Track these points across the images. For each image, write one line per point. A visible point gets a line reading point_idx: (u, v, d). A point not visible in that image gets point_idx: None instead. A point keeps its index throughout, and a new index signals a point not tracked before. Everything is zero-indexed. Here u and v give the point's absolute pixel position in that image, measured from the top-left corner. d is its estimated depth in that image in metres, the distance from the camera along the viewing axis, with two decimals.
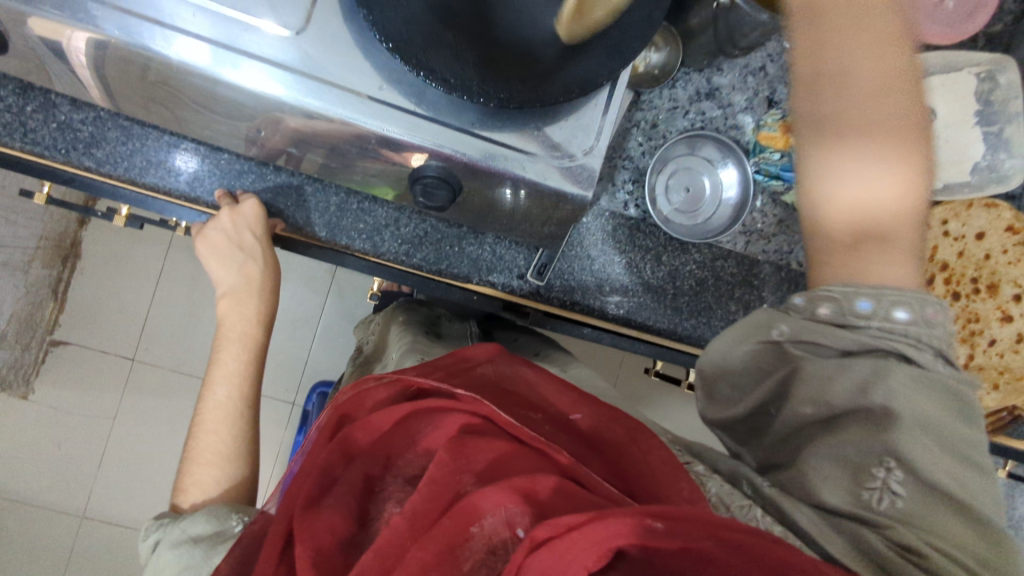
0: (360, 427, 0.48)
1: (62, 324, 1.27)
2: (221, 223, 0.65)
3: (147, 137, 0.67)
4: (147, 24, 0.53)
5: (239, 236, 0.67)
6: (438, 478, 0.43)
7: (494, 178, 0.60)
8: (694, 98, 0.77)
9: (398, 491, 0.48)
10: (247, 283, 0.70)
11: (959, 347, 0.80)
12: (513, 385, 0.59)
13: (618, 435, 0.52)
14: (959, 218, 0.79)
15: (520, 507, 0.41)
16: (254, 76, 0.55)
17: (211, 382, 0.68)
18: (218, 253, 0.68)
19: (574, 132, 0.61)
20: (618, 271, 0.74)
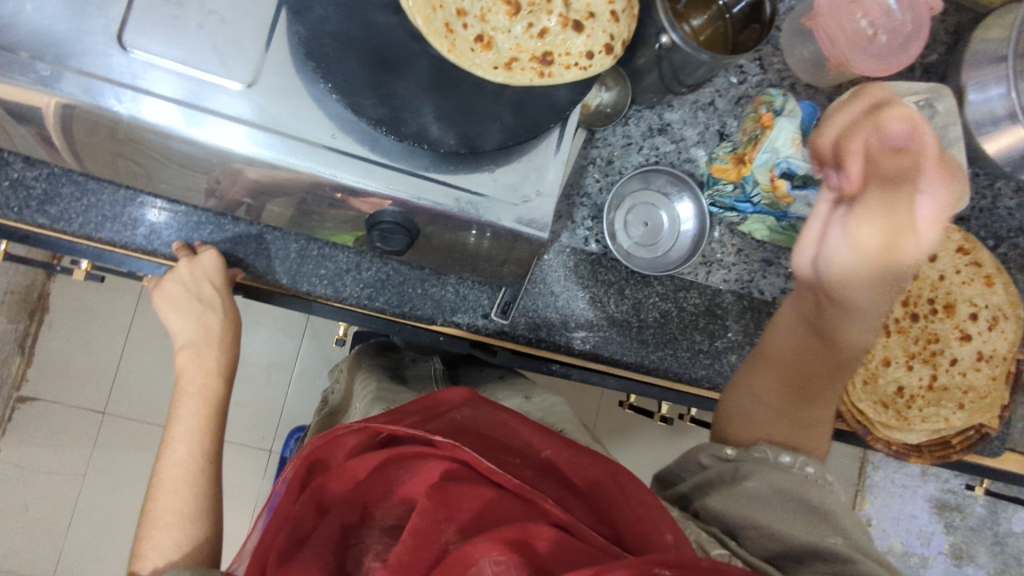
0: (336, 478, 0.50)
1: (29, 379, 1.25)
2: (180, 274, 0.66)
3: (102, 192, 0.67)
4: (113, 87, 0.54)
5: (197, 286, 0.67)
6: (420, 528, 0.45)
7: (462, 224, 0.61)
8: (647, 134, 0.79)
9: (376, 543, 0.50)
10: (207, 334, 0.69)
11: (922, 367, 0.80)
12: (484, 426, 0.58)
13: (600, 476, 0.52)
14: (911, 241, 0.80)
15: (510, 560, 0.44)
16: (220, 134, 0.55)
17: (169, 440, 0.64)
18: (174, 306, 0.68)
19: (527, 174, 0.62)
20: (582, 306, 0.75)
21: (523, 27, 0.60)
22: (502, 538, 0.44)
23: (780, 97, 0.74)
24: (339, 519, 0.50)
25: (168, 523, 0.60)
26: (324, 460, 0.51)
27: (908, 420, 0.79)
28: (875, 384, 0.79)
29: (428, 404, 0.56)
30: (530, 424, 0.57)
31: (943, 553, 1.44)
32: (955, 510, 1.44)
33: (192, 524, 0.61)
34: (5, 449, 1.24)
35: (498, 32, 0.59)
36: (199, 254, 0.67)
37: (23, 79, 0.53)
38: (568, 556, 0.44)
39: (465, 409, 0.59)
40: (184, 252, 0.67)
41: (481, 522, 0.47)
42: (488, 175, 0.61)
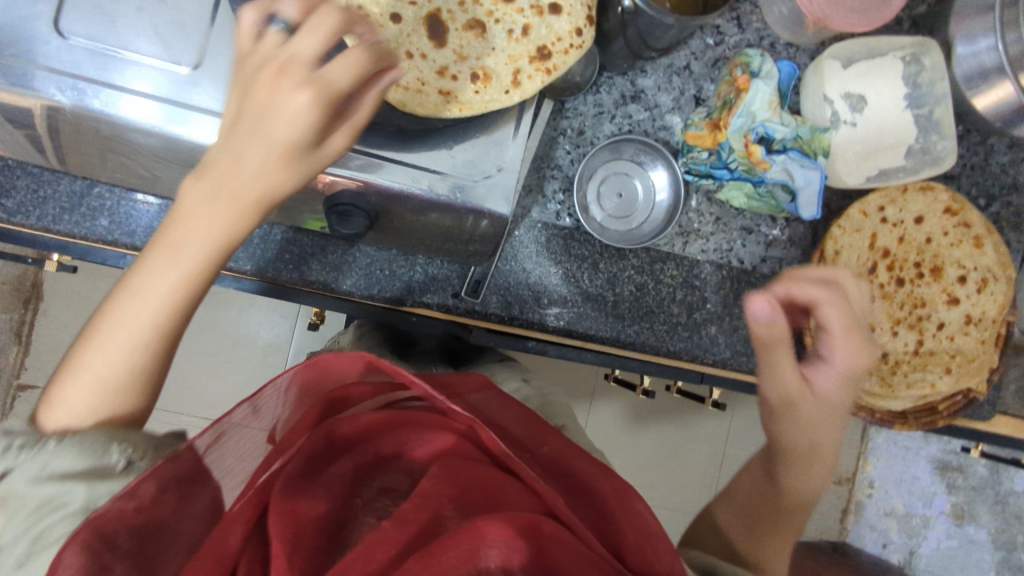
0: (350, 421, 0.46)
1: (29, 367, 1.27)
2: (260, 92, 0.46)
3: (58, 182, 0.66)
4: (52, 75, 0.52)
5: (257, 108, 0.47)
6: (428, 492, 0.43)
7: (424, 205, 0.60)
8: (619, 103, 0.76)
9: (376, 500, 0.44)
10: (250, 175, 0.48)
11: (907, 333, 0.76)
12: (495, 414, 0.57)
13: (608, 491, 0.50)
14: (896, 203, 0.76)
15: (513, 543, 0.41)
16: (205, 129, 0.54)
17: (118, 295, 0.51)
18: (256, 137, 0.47)
19: (485, 151, 0.60)
20: (554, 281, 0.74)
21: (503, 35, 0.59)
22: (513, 522, 0.42)
23: (756, 59, 0.72)
24: (351, 462, 0.46)
25: (88, 381, 0.50)
26: (345, 401, 0.47)
27: (892, 387, 0.76)
28: None
29: (450, 384, 0.57)
30: (534, 423, 0.57)
31: (944, 513, 1.45)
32: (958, 471, 1.44)
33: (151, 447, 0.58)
34: None
35: (485, 57, 0.58)
36: (288, 100, 0.46)
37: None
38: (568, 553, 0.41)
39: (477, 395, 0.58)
40: (296, 78, 0.46)
41: (482, 501, 0.44)
42: (445, 153, 0.59)
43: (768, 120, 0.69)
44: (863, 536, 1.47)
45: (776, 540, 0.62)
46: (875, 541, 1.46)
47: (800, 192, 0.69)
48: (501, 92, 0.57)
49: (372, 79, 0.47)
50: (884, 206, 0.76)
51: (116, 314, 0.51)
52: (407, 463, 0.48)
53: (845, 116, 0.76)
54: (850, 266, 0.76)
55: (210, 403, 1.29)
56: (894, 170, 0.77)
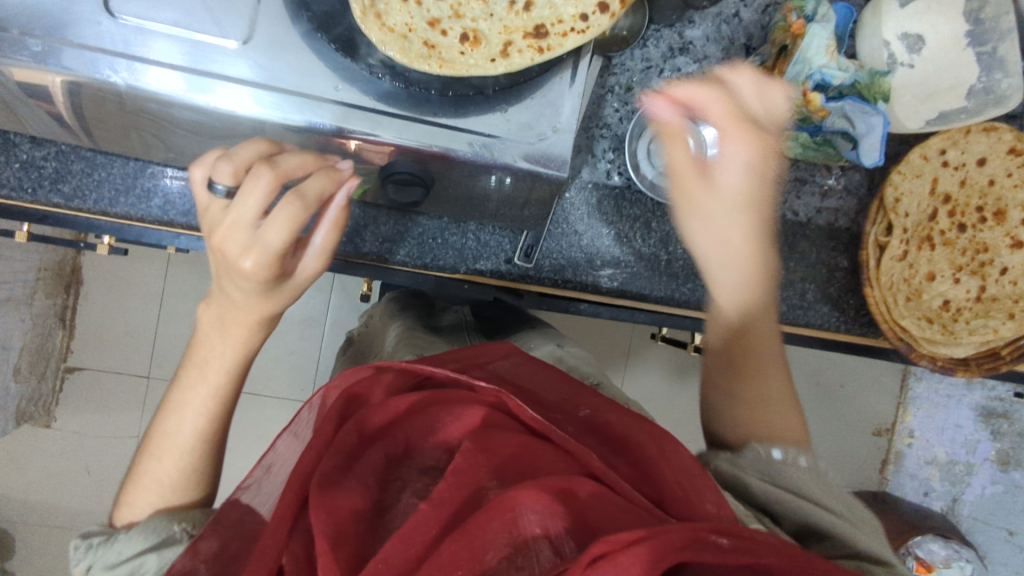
0: (380, 411, 0.45)
1: (75, 350, 1.30)
2: (216, 250, 0.47)
3: (112, 165, 0.65)
4: (107, 57, 0.51)
5: (223, 261, 0.48)
6: (463, 468, 0.41)
7: (471, 167, 0.59)
8: (667, 55, 0.74)
9: (415, 480, 0.44)
10: (237, 310, 0.51)
11: (969, 280, 0.75)
12: (526, 379, 0.56)
13: (646, 442, 0.49)
14: (958, 146, 0.74)
15: (551, 508, 0.40)
16: (231, 98, 0.53)
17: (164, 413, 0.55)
18: (226, 285, 0.50)
19: (541, 110, 0.59)
20: (607, 242, 0.73)
21: (505, 4, 0.54)
22: (547, 486, 0.40)
23: (810, 2, 0.68)
24: (383, 450, 0.45)
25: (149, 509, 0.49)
26: (364, 398, 0.46)
27: (954, 334, 0.74)
28: (918, 300, 0.75)
29: (472, 354, 0.55)
30: (568, 382, 0.56)
31: (988, 459, 1.43)
32: (1003, 417, 1.41)
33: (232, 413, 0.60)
34: (63, 417, 1.30)
35: (480, 20, 0.54)
36: (239, 260, 0.46)
37: (20, 59, 0.50)
38: (607, 511, 0.41)
39: (508, 361, 0.57)
40: (246, 239, 0.45)
41: (519, 471, 0.43)
42: (501, 115, 0.58)
43: (825, 66, 0.67)
44: (904, 483, 1.48)
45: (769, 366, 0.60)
46: (916, 489, 1.47)
47: (861, 139, 0.67)
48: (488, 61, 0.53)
49: (326, 201, 0.50)
50: (945, 149, 0.74)
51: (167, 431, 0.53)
52: (440, 442, 0.46)
53: (902, 57, 0.74)
54: (910, 214, 0.74)
55: (255, 378, 1.31)
56: (954, 114, 0.74)
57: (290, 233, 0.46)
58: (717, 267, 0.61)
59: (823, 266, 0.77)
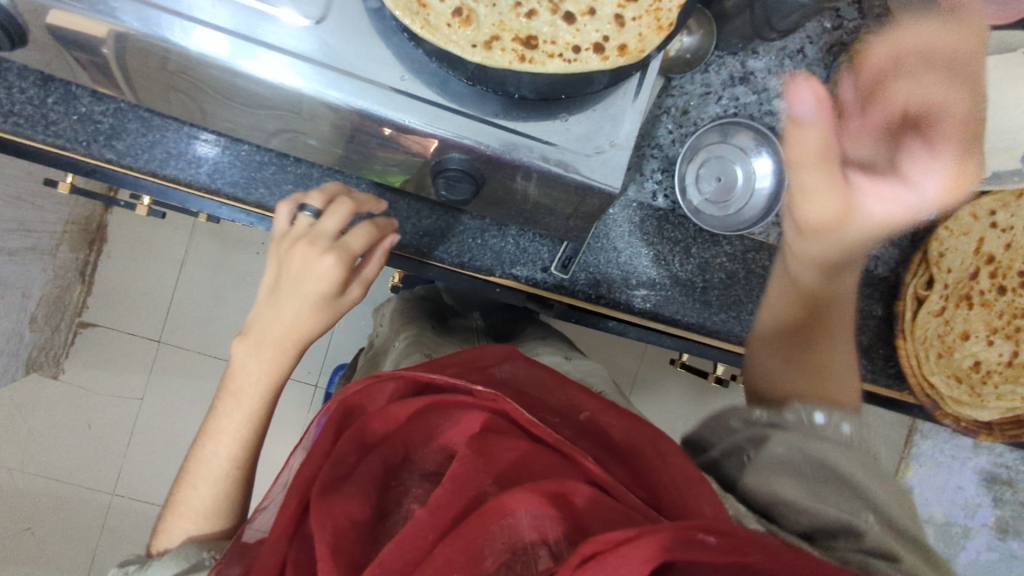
0: (378, 418, 0.49)
1: (90, 307, 1.31)
2: (291, 259, 0.59)
3: (167, 128, 0.65)
4: (167, 15, 0.51)
5: (293, 268, 0.59)
6: (461, 474, 0.44)
7: (506, 168, 0.58)
8: (727, 83, 0.74)
9: (415, 487, 0.50)
10: (282, 330, 0.59)
11: (1003, 343, 0.76)
12: (525, 385, 0.59)
13: (645, 446, 0.51)
14: (1008, 208, 0.74)
15: (547, 513, 0.44)
16: (274, 66, 0.52)
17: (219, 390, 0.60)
18: (281, 300, 0.59)
19: (601, 123, 0.59)
20: (645, 263, 0.72)
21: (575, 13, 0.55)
22: (540, 492, 0.44)
23: (878, 45, 0.69)
24: (381, 458, 0.50)
25: (183, 515, 0.59)
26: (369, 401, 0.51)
27: (981, 396, 0.75)
28: (950, 357, 0.75)
29: (473, 356, 0.57)
30: (567, 385, 0.58)
31: (987, 525, 1.44)
32: (1006, 484, 1.42)
33: (260, 386, 0.60)
34: (71, 371, 1.30)
35: (546, 26, 0.54)
36: (317, 261, 0.58)
37: (84, 7, 0.50)
38: (606, 515, 0.44)
39: (508, 365, 0.59)
40: (319, 249, 0.58)
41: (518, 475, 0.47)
42: (561, 123, 0.58)
43: None
44: None
45: (806, 368, 0.63)
46: None
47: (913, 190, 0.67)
48: (560, 58, 0.54)
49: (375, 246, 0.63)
50: (995, 211, 0.74)
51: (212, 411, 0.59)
52: (440, 446, 0.52)
53: None
54: (953, 270, 0.73)
55: None
56: (1009, 175, 0.73)
57: (354, 246, 0.59)
58: (815, 341, 0.66)
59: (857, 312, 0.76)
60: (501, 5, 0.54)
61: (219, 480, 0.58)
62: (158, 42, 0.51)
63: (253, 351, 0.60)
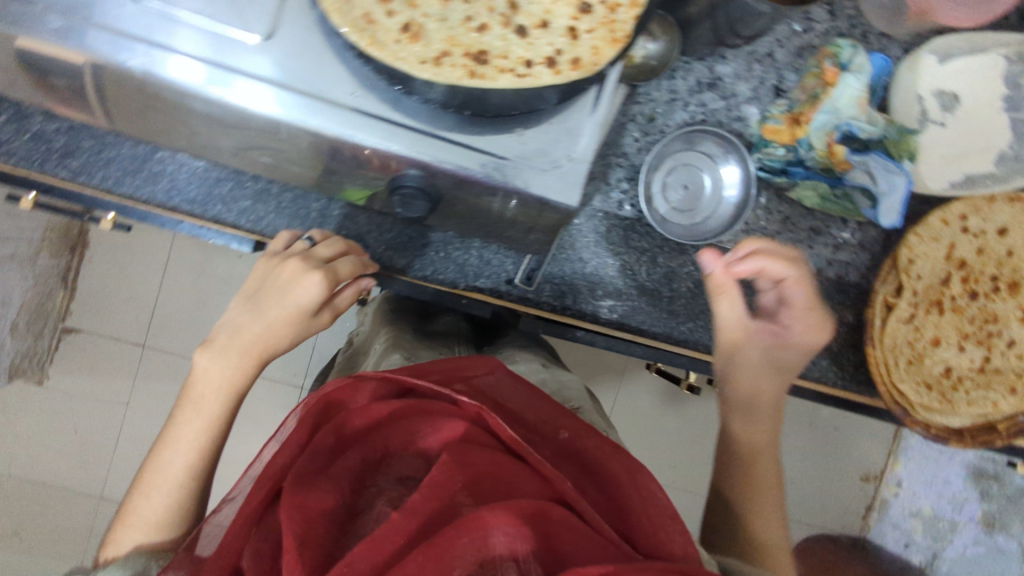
0: (358, 415, 0.49)
1: (73, 312, 1.29)
2: (281, 272, 0.63)
3: (122, 145, 0.64)
4: (142, 45, 0.51)
5: (282, 280, 0.62)
6: (438, 481, 0.43)
7: (486, 189, 0.58)
8: (694, 89, 0.72)
9: (390, 489, 0.47)
10: (262, 336, 0.61)
11: (975, 349, 0.75)
12: (508, 397, 0.57)
13: (620, 474, 0.51)
14: (980, 213, 0.73)
15: (519, 531, 0.42)
16: (247, 93, 0.52)
17: (181, 411, 0.60)
18: (267, 305, 0.62)
19: (559, 137, 0.58)
20: (611, 273, 0.72)
21: (526, 26, 0.54)
22: (516, 510, 0.42)
23: (847, 50, 0.67)
24: (359, 455, 0.48)
25: (136, 522, 0.56)
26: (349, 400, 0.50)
27: (953, 403, 0.75)
28: (920, 364, 0.75)
29: (456, 366, 0.57)
30: (551, 403, 0.58)
31: (973, 519, 1.44)
32: (991, 477, 1.42)
33: (217, 399, 0.59)
34: (55, 377, 1.29)
35: (496, 41, 0.53)
36: (305, 277, 0.61)
37: (58, 37, 0.50)
38: (575, 540, 0.43)
39: (491, 376, 0.59)
40: (309, 267, 0.62)
41: (493, 490, 0.45)
42: (515, 137, 0.57)
43: (854, 118, 0.65)
44: (886, 532, 1.45)
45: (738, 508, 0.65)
46: (897, 541, 1.45)
47: (882, 198, 0.66)
48: (511, 73, 0.53)
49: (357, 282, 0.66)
50: (967, 215, 0.72)
51: (177, 435, 0.58)
52: (419, 451, 0.50)
53: (934, 115, 0.71)
54: (922, 276, 0.73)
55: None
56: (981, 179, 0.72)
57: (342, 273, 0.62)
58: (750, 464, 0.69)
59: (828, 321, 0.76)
60: (451, 21, 0.54)
61: (175, 489, 0.57)
62: (134, 72, 0.51)
63: (215, 360, 0.60)
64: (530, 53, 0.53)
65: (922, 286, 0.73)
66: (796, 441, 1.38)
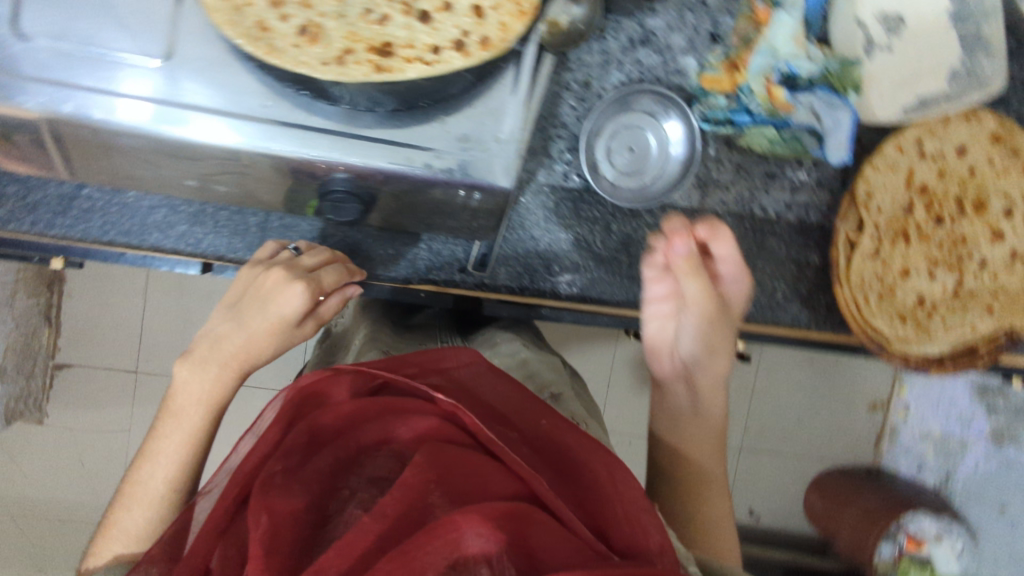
0: (331, 411, 0.45)
1: (61, 348, 1.29)
2: (267, 280, 0.60)
3: (45, 186, 0.64)
4: (92, 93, 0.49)
5: (266, 288, 0.60)
6: (411, 482, 0.39)
7: (427, 184, 0.57)
8: (627, 47, 0.69)
9: (361, 491, 0.42)
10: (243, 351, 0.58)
11: (947, 275, 0.72)
12: (483, 392, 0.55)
13: (599, 477, 0.47)
14: (936, 135, 0.70)
15: (496, 534, 0.38)
16: (210, 129, 0.51)
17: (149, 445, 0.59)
18: (251, 317, 0.59)
19: (482, 119, 0.55)
20: (566, 247, 0.71)
21: (429, 11, 0.52)
22: (495, 510, 0.38)
23: None
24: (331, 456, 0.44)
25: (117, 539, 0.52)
26: (323, 398, 0.47)
27: (929, 331, 0.74)
28: (890, 298, 0.73)
29: (431, 358, 0.55)
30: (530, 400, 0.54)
31: (982, 437, 1.37)
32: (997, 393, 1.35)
33: (196, 412, 0.56)
34: (55, 413, 1.30)
35: (399, 31, 0.51)
36: (290, 287, 0.59)
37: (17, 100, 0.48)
38: (556, 544, 0.39)
39: (469, 369, 0.57)
40: (292, 277, 0.60)
41: (470, 492, 0.41)
42: (439, 126, 0.55)
43: (792, 57, 0.64)
44: (900, 458, 1.42)
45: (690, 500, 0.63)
46: (910, 464, 1.42)
47: (829, 135, 0.66)
48: (419, 62, 0.51)
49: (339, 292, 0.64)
50: (922, 138, 0.70)
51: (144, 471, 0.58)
52: (393, 452, 0.45)
53: (880, 41, 0.68)
54: (883, 209, 0.71)
55: None
56: (936, 101, 0.69)
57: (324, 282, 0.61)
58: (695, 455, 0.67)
59: (792, 263, 0.76)
60: (350, 16, 0.52)
61: (158, 504, 0.52)
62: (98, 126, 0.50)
63: (195, 371, 0.56)
64: (436, 39, 0.52)
65: (885, 219, 0.71)
66: (798, 381, 1.37)
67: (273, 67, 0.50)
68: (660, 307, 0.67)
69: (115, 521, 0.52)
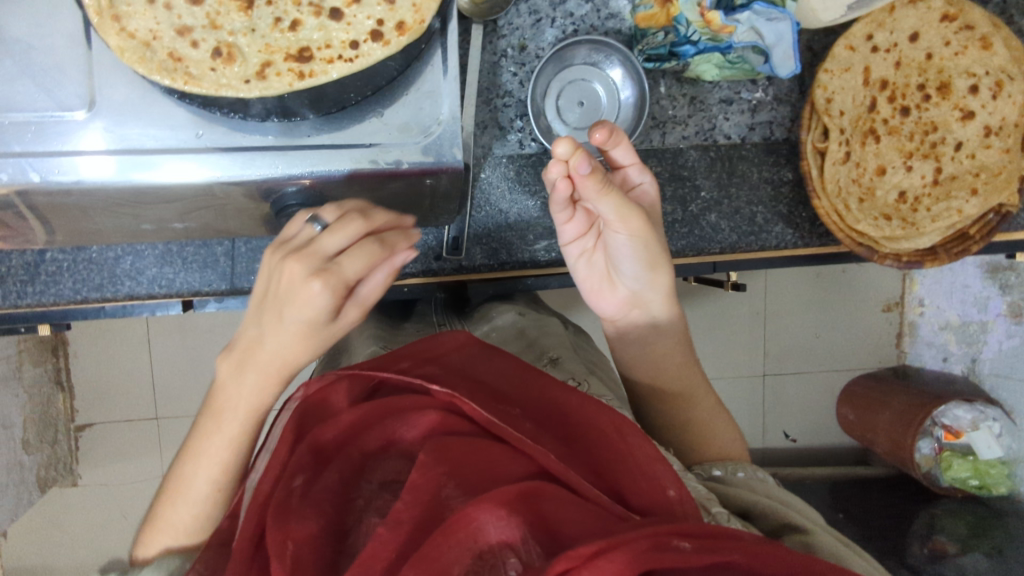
0: (331, 424, 0.41)
1: (80, 409, 1.28)
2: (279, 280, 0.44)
3: (10, 258, 0.66)
4: (51, 157, 0.49)
5: (282, 283, 0.44)
6: (419, 483, 0.35)
7: (377, 179, 0.56)
8: (556, 2, 0.69)
9: (376, 498, 0.39)
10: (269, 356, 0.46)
11: (923, 165, 0.71)
12: (481, 371, 0.49)
13: (608, 431, 0.43)
14: (886, 26, 0.69)
15: (518, 517, 0.34)
16: (179, 170, 0.51)
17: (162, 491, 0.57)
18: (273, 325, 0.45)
19: (420, 104, 0.54)
20: (536, 214, 0.71)
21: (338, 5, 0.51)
22: (512, 493, 0.35)
23: None
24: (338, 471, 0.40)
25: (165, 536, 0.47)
26: (321, 410, 0.44)
27: (916, 225, 0.71)
28: (871, 198, 0.72)
29: (423, 347, 0.49)
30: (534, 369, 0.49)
31: (1002, 315, 1.22)
32: (1009, 269, 1.20)
33: (239, 415, 0.47)
34: (86, 474, 1.29)
35: (313, 33, 0.51)
36: (304, 285, 0.43)
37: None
38: (584, 516, 0.35)
39: (461, 353, 0.50)
40: (312, 268, 0.43)
41: (484, 478, 0.38)
42: (377, 120, 0.54)
43: None
44: (923, 353, 1.38)
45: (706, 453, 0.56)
46: (935, 356, 1.36)
47: (773, 49, 0.62)
48: (340, 60, 0.50)
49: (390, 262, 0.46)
50: (873, 33, 0.69)
51: None
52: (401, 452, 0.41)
53: None
54: (844, 111, 0.71)
55: None
56: None
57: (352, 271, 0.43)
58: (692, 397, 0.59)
59: (768, 185, 0.74)
60: (260, 29, 0.51)
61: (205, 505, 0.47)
62: (59, 189, 0.50)
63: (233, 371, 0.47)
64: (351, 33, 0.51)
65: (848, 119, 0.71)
66: (809, 297, 1.35)
67: (194, 94, 0.49)
68: (582, 244, 0.55)
69: (162, 518, 0.47)
